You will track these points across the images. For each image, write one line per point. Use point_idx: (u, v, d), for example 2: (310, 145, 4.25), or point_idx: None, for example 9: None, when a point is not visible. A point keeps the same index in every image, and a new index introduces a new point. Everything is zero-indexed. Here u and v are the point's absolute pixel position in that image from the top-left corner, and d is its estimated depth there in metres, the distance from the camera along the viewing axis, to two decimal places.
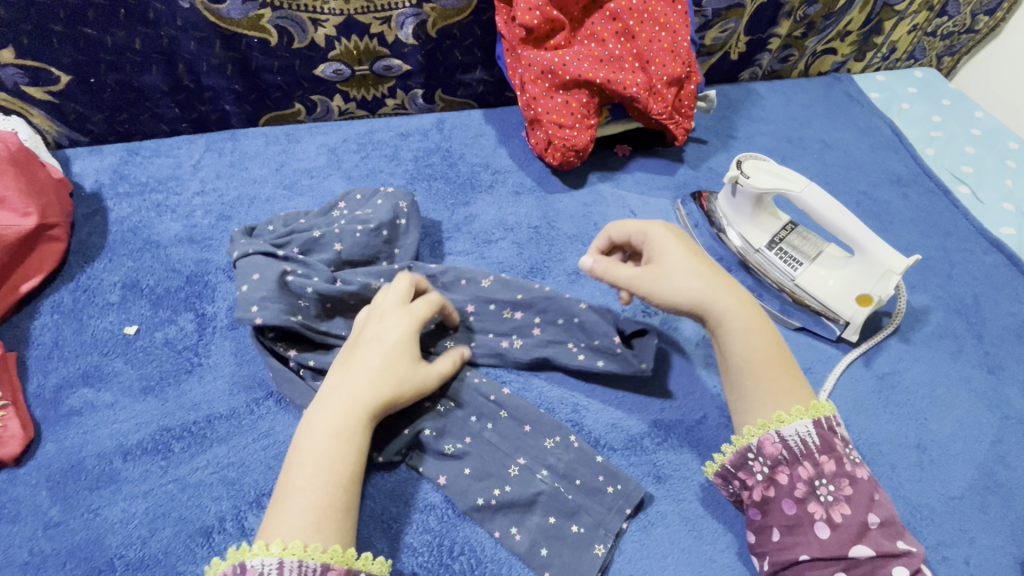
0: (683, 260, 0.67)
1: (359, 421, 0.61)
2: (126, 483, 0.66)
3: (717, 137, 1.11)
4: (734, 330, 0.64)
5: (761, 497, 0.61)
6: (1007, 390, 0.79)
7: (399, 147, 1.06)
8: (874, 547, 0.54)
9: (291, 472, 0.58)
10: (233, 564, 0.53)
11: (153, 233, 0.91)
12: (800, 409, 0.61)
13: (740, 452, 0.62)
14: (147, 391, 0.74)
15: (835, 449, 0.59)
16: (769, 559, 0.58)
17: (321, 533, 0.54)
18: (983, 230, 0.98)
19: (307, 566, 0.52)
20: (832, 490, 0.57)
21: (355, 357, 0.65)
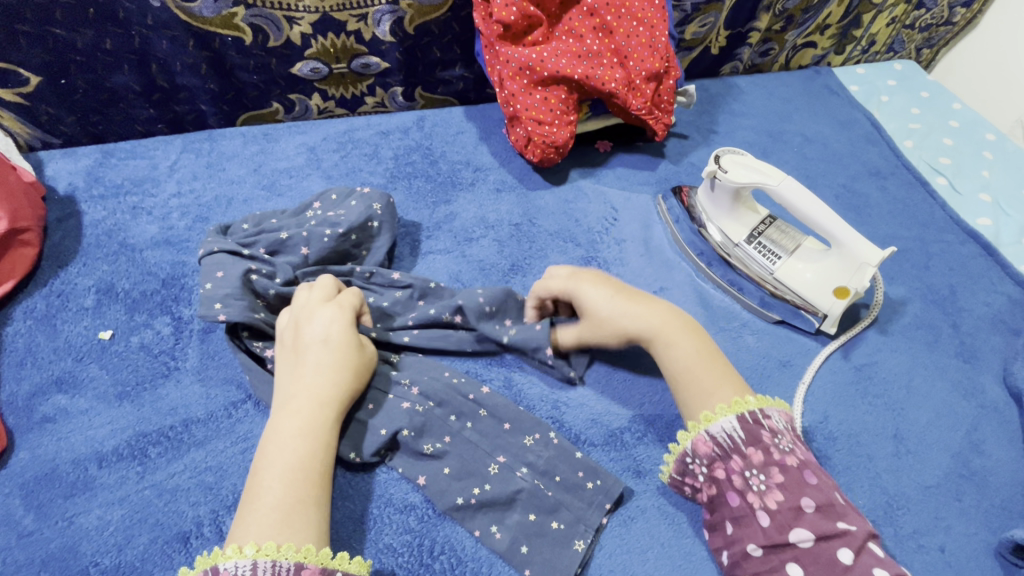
0: (604, 299, 0.71)
1: (321, 416, 0.62)
2: (102, 490, 0.65)
3: (698, 132, 1.12)
4: (660, 347, 0.68)
5: (709, 496, 0.62)
6: (983, 379, 0.80)
7: (379, 145, 1.05)
8: (812, 530, 0.55)
9: (258, 477, 0.58)
10: (205, 569, 0.53)
11: (129, 236, 0.89)
12: (723, 406, 0.63)
13: (679, 458, 0.65)
14: (123, 396, 0.73)
15: (761, 439, 0.60)
16: (726, 553, 0.60)
17: (294, 532, 0.55)
18: (960, 221, 0.99)
19: (281, 565, 0.52)
20: (762, 480, 0.58)
21: (303, 356, 0.66)
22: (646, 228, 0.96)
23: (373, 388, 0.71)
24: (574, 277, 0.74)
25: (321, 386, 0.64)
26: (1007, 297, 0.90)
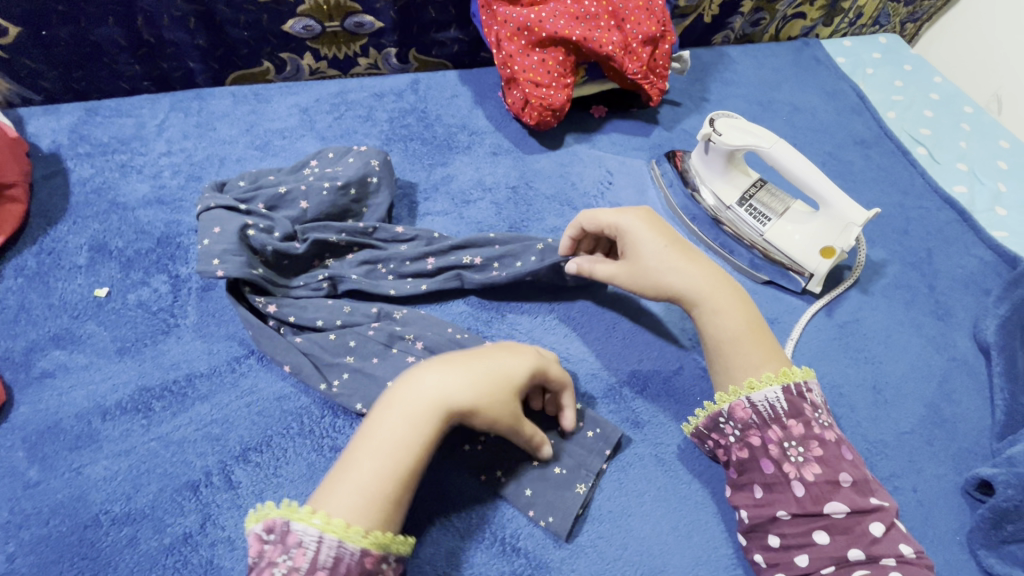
0: (658, 249, 0.71)
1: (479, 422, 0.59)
2: (107, 442, 0.66)
3: (690, 99, 1.13)
4: (706, 312, 0.69)
5: (738, 459, 0.65)
6: (955, 335, 0.85)
7: (373, 108, 1.04)
8: (848, 504, 0.58)
9: (378, 447, 0.56)
10: (281, 518, 0.54)
11: (119, 195, 0.88)
12: (771, 374, 0.65)
13: (712, 416, 0.67)
14: (122, 351, 0.73)
15: (804, 413, 0.63)
16: (748, 513, 0.63)
17: (361, 514, 0.53)
18: (938, 188, 1.03)
19: (346, 547, 0.52)
20: (801, 451, 0.61)
21: (505, 362, 0.62)
22: (640, 193, 0.98)
23: (376, 342, 0.72)
24: (627, 222, 0.73)
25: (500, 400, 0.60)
26: (979, 260, 0.94)
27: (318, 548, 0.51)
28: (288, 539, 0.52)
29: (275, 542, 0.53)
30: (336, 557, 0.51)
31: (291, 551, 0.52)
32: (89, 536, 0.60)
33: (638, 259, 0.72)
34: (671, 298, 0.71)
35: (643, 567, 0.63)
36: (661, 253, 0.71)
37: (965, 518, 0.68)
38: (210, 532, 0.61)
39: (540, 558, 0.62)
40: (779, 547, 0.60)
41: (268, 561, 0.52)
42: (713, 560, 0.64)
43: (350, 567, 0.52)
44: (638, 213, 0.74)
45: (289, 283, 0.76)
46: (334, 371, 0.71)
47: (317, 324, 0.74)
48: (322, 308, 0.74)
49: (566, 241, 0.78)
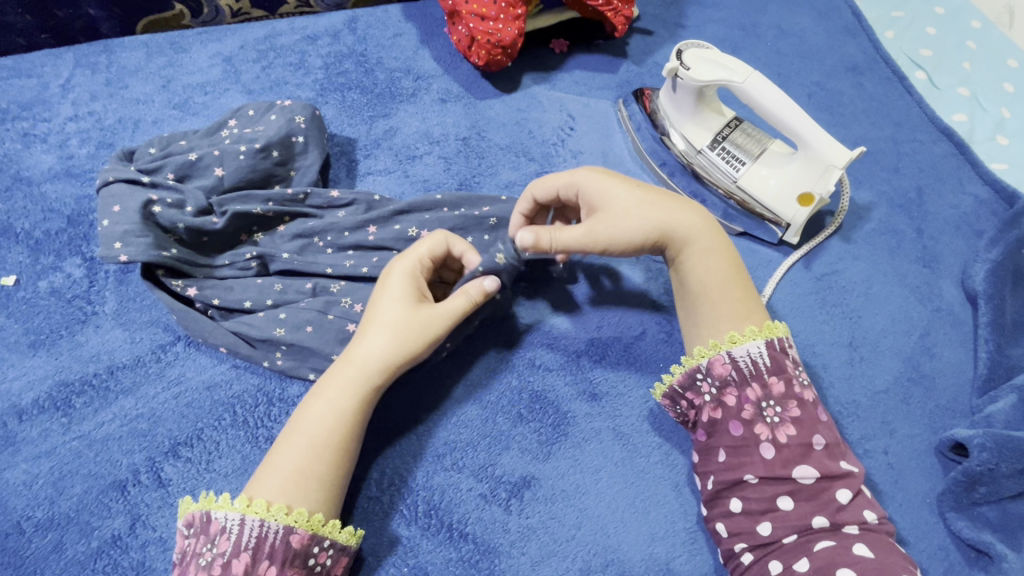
0: (630, 190, 0.64)
1: (362, 381, 0.57)
2: (26, 444, 0.62)
3: (664, 27, 1.01)
4: (695, 252, 0.63)
5: (710, 419, 0.60)
6: (941, 283, 0.78)
7: (306, 53, 0.93)
8: (818, 468, 0.54)
9: (284, 434, 0.55)
10: (201, 510, 0.53)
11: (23, 168, 0.79)
12: (755, 329, 0.60)
13: (689, 372, 0.62)
14: (36, 345, 0.67)
15: (785, 370, 0.58)
16: (713, 479, 0.58)
17: (290, 494, 0.52)
18: (934, 118, 0.93)
19: (269, 527, 0.51)
20: (778, 412, 0.57)
21: (371, 314, 0.60)
22: (605, 138, 0.88)
23: (311, 313, 0.66)
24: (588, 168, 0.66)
25: (369, 349, 0.58)
26: (974, 198, 0.86)
27: (240, 531, 0.50)
28: (211, 528, 0.51)
29: (203, 531, 0.52)
30: (258, 538, 0.50)
31: (214, 539, 0.51)
32: (12, 544, 0.57)
33: (610, 208, 0.64)
34: (655, 245, 0.64)
35: (596, 547, 0.60)
36: (633, 192, 0.64)
37: (937, 479, 0.65)
38: (140, 533, 0.58)
39: (490, 543, 0.60)
40: (741, 514, 0.56)
41: (193, 552, 0.51)
42: (671, 536, 0.61)
43: (272, 550, 0.50)
44: (592, 168, 0.67)
45: (212, 261, 0.69)
46: (272, 348, 0.66)
47: (245, 305, 0.67)
48: (250, 287, 0.68)
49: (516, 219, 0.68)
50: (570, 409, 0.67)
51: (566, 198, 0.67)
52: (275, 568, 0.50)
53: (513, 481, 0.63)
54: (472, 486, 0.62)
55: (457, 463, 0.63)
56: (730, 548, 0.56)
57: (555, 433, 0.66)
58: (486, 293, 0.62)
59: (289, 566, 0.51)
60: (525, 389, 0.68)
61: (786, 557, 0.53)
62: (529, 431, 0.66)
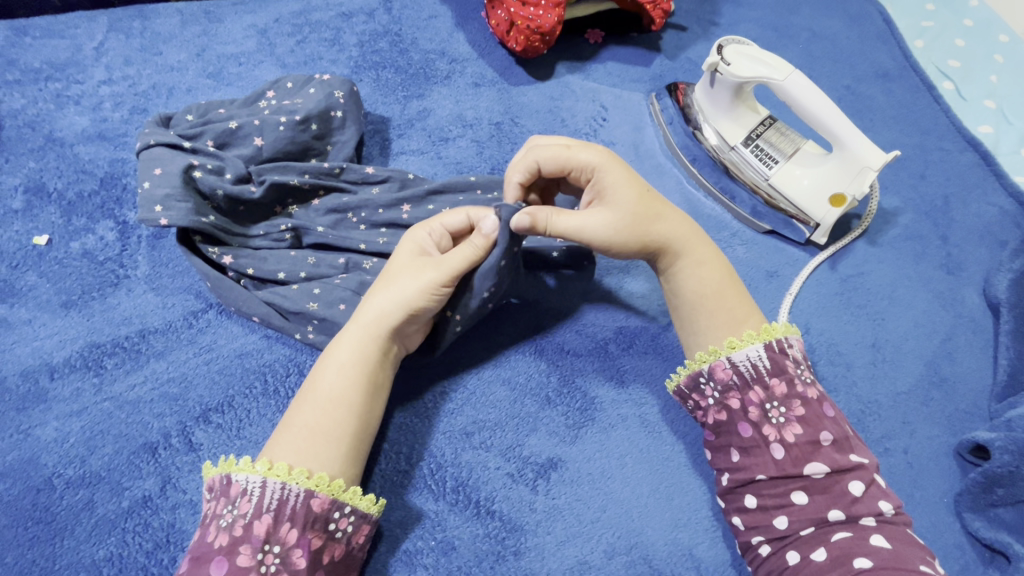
0: (639, 189, 0.63)
1: (364, 339, 0.58)
2: (57, 402, 0.62)
3: (698, 23, 1.01)
4: (690, 264, 0.64)
5: (715, 421, 0.60)
6: (964, 290, 0.79)
7: (341, 30, 0.92)
8: (827, 464, 0.55)
9: (298, 396, 0.56)
10: (222, 474, 0.53)
11: (55, 129, 0.79)
12: (752, 333, 0.60)
13: (692, 376, 0.62)
14: (68, 305, 0.67)
15: (787, 371, 0.58)
16: (727, 476, 0.59)
17: (306, 458, 0.52)
18: (961, 128, 0.94)
19: (290, 490, 0.50)
20: (783, 412, 0.57)
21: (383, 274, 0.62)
22: (637, 131, 0.89)
23: (345, 291, 0.66)
24: (609, 158, 0.63)
25: (371, 309, 0.58)
26: (998, 209, 0.87)
27: (262, 494, 0.50)
28: (231, 490, 0.51)
29: (222, 493, 0.52)
30: (280, 501, 0.50)
31: (235, 501, 0.50)
32: (43, 500, 0.57)
33: (617, 208, 0.63)
34: (651, 250, 0.64)
35: (620, 530, 0.61)
36: (643, 196, 0.63)
37: (955, 480, 0.66)
38: (170, 495, 0.58)
39: (516, 521, 0.60)
40: (756, 509, 0.56)
41: (212, 513, 0.51)
42: (694, 523, 0.62)
43: (295, 513, 0.50)
44: (608, 152, 0.64)
45: (246, 231, 0.69)
46: (304, 321, 0.66)
47: (278, 276, 0.67)
48: (283, 259, 0.68)
49: (513, 182, 0.64)
50: (597, 395, 0.68)
51: (575, 178, 0.65)
52: (296, 531, 0.50)
53: (539, 462, 0.63)
54: (499, 465, 0.63)
55: (485, 442, 0.64)
56: (748, 541, 0.57)
57: (582, 417, 0.66)
58: (490, 240, 0.61)
59: (309, 530, 0.51)
60: (554, 372, 0.69)
61: (804, 547, 0.54)
62: (556, 414, 0.66)
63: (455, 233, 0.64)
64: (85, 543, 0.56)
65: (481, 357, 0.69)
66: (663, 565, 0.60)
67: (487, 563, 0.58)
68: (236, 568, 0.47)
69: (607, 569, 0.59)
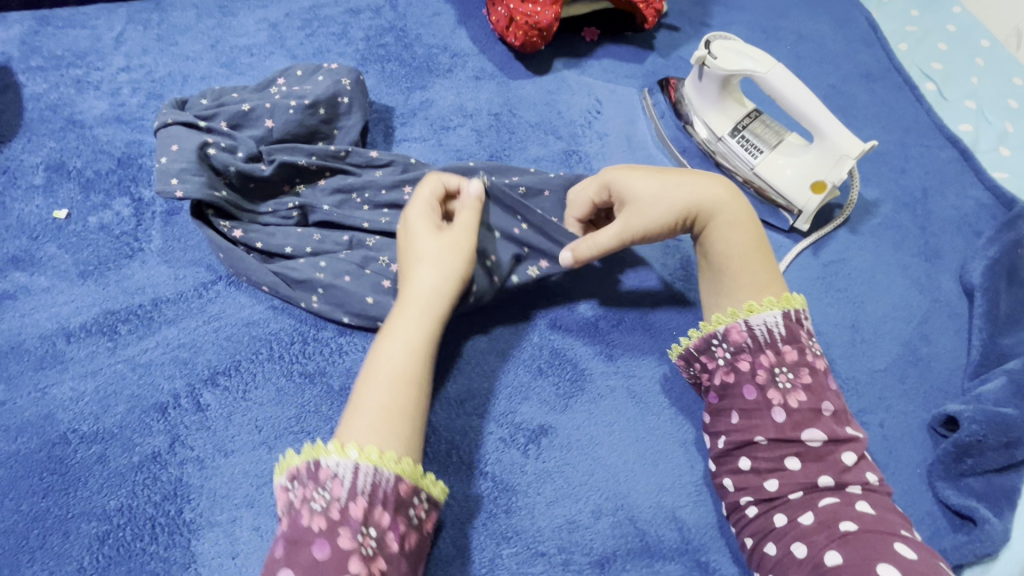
0: (652, 183, 0.66)
1: (425, 317, 0.61)
2: (73, 364, 0.65)
3: (690, 24, 1.06)
4: (722, 226, 0.65)
5: (723, 382, 0.62)
6: (940, 277, 0.83)
7: (348, 25, 0.97)
8: (826, 432, 0.57)
9: (360, 383, 0.57)
10: (311, 458, 0.53)
11: (75, 112, 0.83)
12: (772, 299, 0.62)
13: (705, 338, 0.64)
14: (85, 274, 0.71)
15: (799, 340, 0.60)
16: (724, 438, 0.60)
17: (386, 437, 0.53)
18: (942, 126, 0.98)
19: (382, 475, 0.52)
20: (791, 378, 0.58)
21: (408, 257, 0.64)
22: (630, 123, 0.92)
23: (348, 265, 0.69)
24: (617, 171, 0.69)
25: (421, 288, 0.62)
26: (976, 202, 0.91)
27: (355, 478, 0.51)
28: (321, 474, 0.52)
29: (312, 477, 0.52)
30: (373, 485, 0.51)
31: (326, 485, 0.51)
32: (58, 453, 0.60)
33: (640, 202, 0.66)
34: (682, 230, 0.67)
35: (607, 493, 0.64)
36: (660, 183, 0.66)
37: (928, 452, 0.69)
38: (178, 452, 0.62)
39: (508, 482, 0.63)
40: (749, 471, 0.58)
41: (303, 498, 0.51)
42: (677, 487, 0.65)
43: (386, 497, 0.51)
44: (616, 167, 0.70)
45: (256, 208, 0.73)
46: (310, 293, 0.69)
47: (286, 250, 0.71)
48: (291, 233, 0.71)
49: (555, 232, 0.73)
50: (587, 367, 0.71)
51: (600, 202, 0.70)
52: (388, 515, 0.51)
53: (531, 428, 0.66)
54: (492, 430, 0.66)
55: (479, 409, 0.67)
56: (737, 501, 0.58)
57: (572, 387, 0.70)
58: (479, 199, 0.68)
59: (398, 515, 0.52)
60: (546, 346, 0.72)
61: (791, 511, 0.55)
62: (547, 384, 0.69)
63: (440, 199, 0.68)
64: (98, 493, 0.59)
65: (476, 329, 0.72)
66: (647, 526, 0.63)
67: (479, 519, 0.61)
68: (339, 550, 0.48)
69: (594, 529, 0.62)
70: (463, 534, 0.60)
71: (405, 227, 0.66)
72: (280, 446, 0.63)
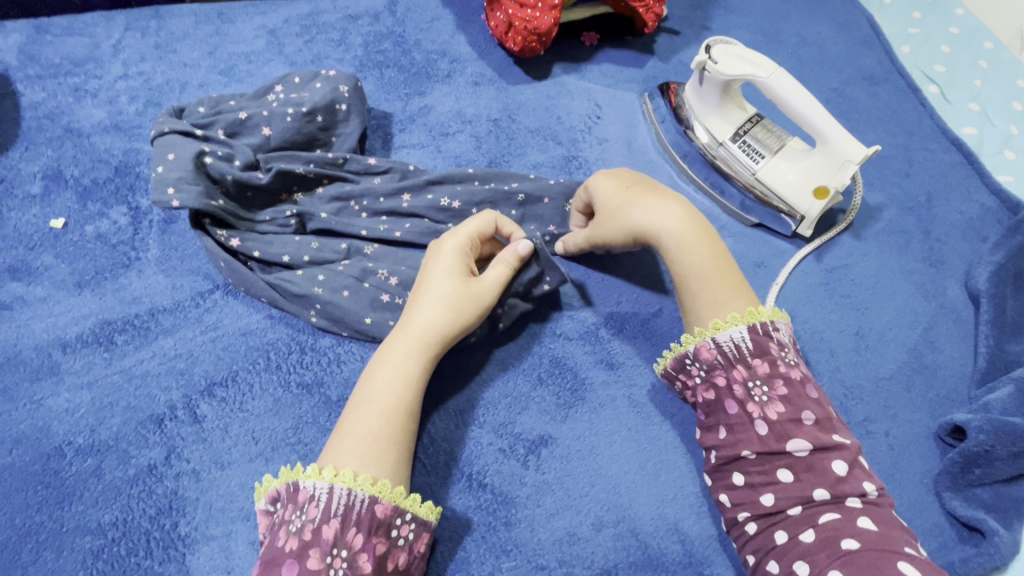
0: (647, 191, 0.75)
1: (421, 350, 0.61)
2: (69, 375, 0.65)
3: (691, 28, 1.05)
4: (670, 247, 0.66)
5: (704, 400, 0.62)
6: (946, 282, 0.82)
7: (347, 31, 0.96)
8: (810, 442, 0.56)
9: (352, 408, 0.58)
10: (287, 483, 0.54)
11: (73, 120, 0.82)
12: (736, 315, 0.61)
13: (679, 358, 0.65)
14: (82, 284, 0.70)
15: (769, 352, 0.60)
16: (715, 453, 0.60)
17: (367, 464, 0.54)
18: (946, 129, 0.97)
19: (356, 496, 0.52)
20: (765, 391, 0.58)
21: (423, 285, 0.63)
22: (630, 128, 0.92)
23: (347, 276, 0.69)
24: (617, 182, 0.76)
25: (424, 319, 0.61)
26: (981, 206, 0.90)
27: (329, 500, 0.51)
28: (299, 497, 0.52)
29: (291, 501, 0.53)
30: (347, 506, 0.51)
31: (304, 507, 0.52)
32: (53, 466, 0.60)
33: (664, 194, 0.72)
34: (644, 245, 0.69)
35: (608, 504, 0.63)
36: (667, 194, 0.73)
37: (934, 462, 0.68)
38: (174, 464, 0.61)
39: (507, 494, 0.62)
40: (744, 486, 0.57)
41: (282, 519, 0.52)
42: (679, 499, 0.64)
43: (360, 518, 0.52)
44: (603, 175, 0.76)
45: (253, 217, 0.72)
46: (307, 304, 0.69)
47: (284, 260, 0.70)
48: (289, 243, 0.71)
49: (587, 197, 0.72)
50: (587, 375, 0.70)
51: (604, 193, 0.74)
52: (362, 535, 0.51)
53: (530, 438, 0.66)
54: (492, 441, 0.65)
55: (477, 420, 0.66)
56: (734, 517, 0.58)
57: (573, 396, 0.69)
58: (522, 258, 0.66)
59: (374, 535, 0.52)
60: (546, 355, 0.71)
61: (791, 527, 0.54)
62: (547, 393, 0.69)
63: (484, 238, 0.67)
64: (92, 507, 0.58)
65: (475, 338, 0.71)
66: (649, 538, 0.62)
67: (478, 533, 0.60)
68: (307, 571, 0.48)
69: (594, 541, 0.61)
70: (462, 548, 0.60)
71: (436, 252, 0.65)
72: (278, 458, 0.62)
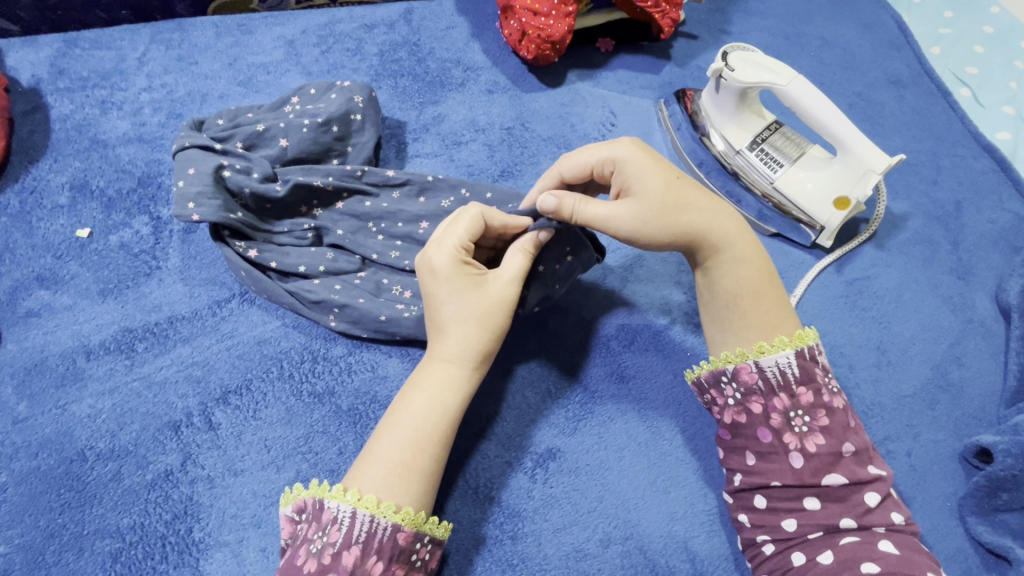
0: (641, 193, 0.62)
1: (459, 374, 0.59)
2: (92, 381, 0.67)
3: (709, 32, 1.03)
4: (725, 262, 0.62)
5: (733, 421, 0.58)
6: (975, 295, 0.79)
7: (362, 40, 0.97)
8: (846, 475, 0.54)
9: (383, 432, 0.57)
10: (314, 497, 0.55)
11: (99, 132, 0.85)
12: (784, 338, 0.57)
13: (715, 372, 0.61)
14: (105, 293, 0.72)
15: (814, 380, 0.57)
16: (740, 476, 0.58)
17: (399, 493, 0.54)
18: (977, 134, 0.94)
19: (379, 523, 0.52)
20: (807, 421, 0.55)
21: (435, 311, 0.61)
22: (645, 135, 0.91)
23: (363, 290, 0.70)
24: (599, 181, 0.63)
25: (454, 343, 0.60)
26: (1014, 215, 0.86)
27: (351, 524, 0.52)
28: (323, 516, 0.53)
29: (314, 518, 0.54)
30: (368, 533, 0.52)
31: (326, 528, 0.52)
32: (75, 470, 0.62)
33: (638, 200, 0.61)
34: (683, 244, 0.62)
35: (617, 520, 0.62)
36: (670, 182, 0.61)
37: (958, 484, 0.65)
38: (189, 470, 0.62)
39: (515, 507, 0.62)
40: (766, 509, 0.55)
41: (304, 537, 0.53)
42: (690, 516, 0.63)
43: (382, 545, 0.52)
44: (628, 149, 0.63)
45: (271, 227, 0.73)
46: (325, 310, 0.70)
47: (300, 270, 0.71)
48: (304, 253, 0.72)
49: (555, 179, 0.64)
50: (597, 388, 0.70)
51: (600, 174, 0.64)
52: (382, 562, 0.52)
53: (539, 451, 0.65)
54: (499, 453, 0.65)
55: (485, 432, 0.66)
56: (752, 538, 0.56)
57: (582, 410, 0.68)
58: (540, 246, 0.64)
59: (394, 562, 0.53)
60: (554, 367, 0.71)
61: (809, 549, 0.53)
62: (557, 407, 0.68)
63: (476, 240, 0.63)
64: (112, 511, 0.60)
65: None
66: (658, 556, 0.61)
67: (484, 546, 0.60)
68: None
69: (602, 558, 0.61)
70: (468, 560, 0.60)
71: (434, 271, 0.61)
72: (289, 466, 0.63)
